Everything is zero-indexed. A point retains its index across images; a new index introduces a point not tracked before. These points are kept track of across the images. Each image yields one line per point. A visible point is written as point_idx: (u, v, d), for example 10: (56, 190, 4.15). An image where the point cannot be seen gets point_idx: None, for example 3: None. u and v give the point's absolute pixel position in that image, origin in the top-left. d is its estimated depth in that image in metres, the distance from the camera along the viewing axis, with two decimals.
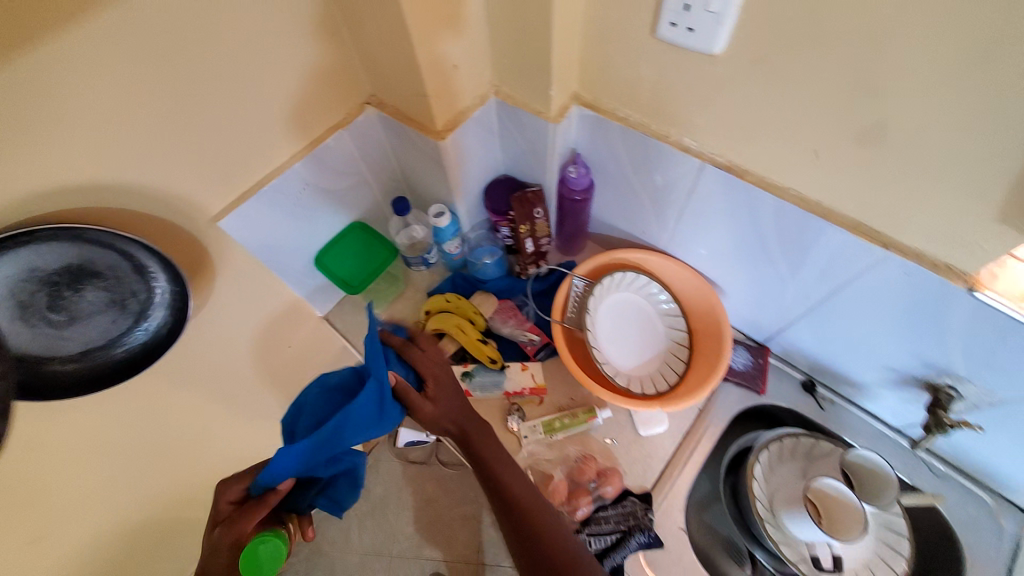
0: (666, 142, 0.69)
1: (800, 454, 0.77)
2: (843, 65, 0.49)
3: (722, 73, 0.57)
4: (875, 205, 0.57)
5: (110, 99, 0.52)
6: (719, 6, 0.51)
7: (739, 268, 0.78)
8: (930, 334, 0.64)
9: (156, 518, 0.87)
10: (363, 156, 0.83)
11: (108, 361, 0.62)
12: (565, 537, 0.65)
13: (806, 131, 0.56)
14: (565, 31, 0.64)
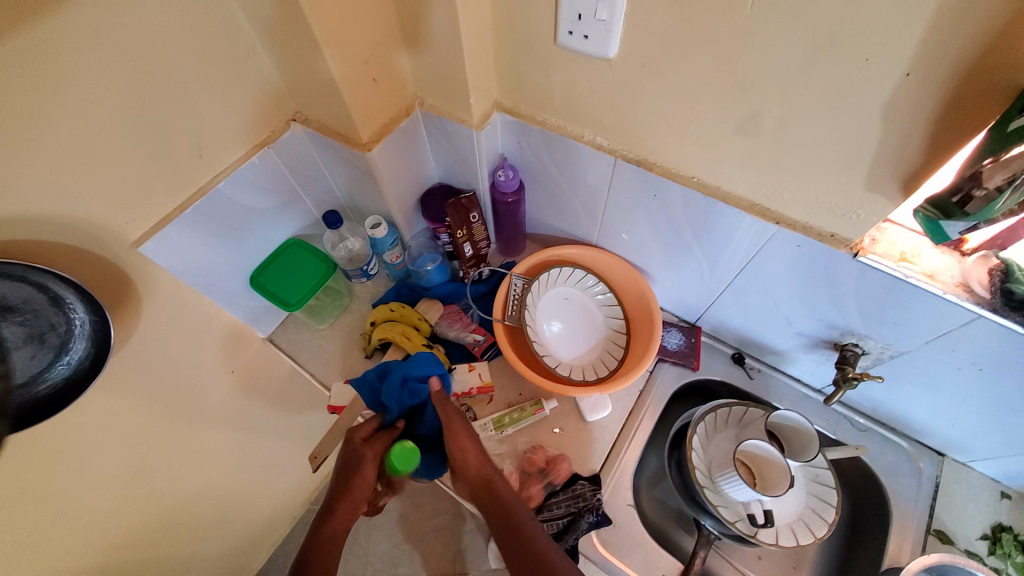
0: (582, 142, 0.74)
1: (733, 422, 0.83)
2: (716, 61, 0.54)
3: (621, 74, 0.62)
4: (764, 186, 0.63)
5: (9, 129, 0.50)
6: (608, 14, 0.56)
7: (662, 255, 0.84)
8: (829, 298, 0.70)
9: (95, 566, 0.82)
10: (291, 173, 0.83)
11: (29, 399, 0.59)
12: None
13: (698, 123, 0.62)
14: (476, 43, 0.67)
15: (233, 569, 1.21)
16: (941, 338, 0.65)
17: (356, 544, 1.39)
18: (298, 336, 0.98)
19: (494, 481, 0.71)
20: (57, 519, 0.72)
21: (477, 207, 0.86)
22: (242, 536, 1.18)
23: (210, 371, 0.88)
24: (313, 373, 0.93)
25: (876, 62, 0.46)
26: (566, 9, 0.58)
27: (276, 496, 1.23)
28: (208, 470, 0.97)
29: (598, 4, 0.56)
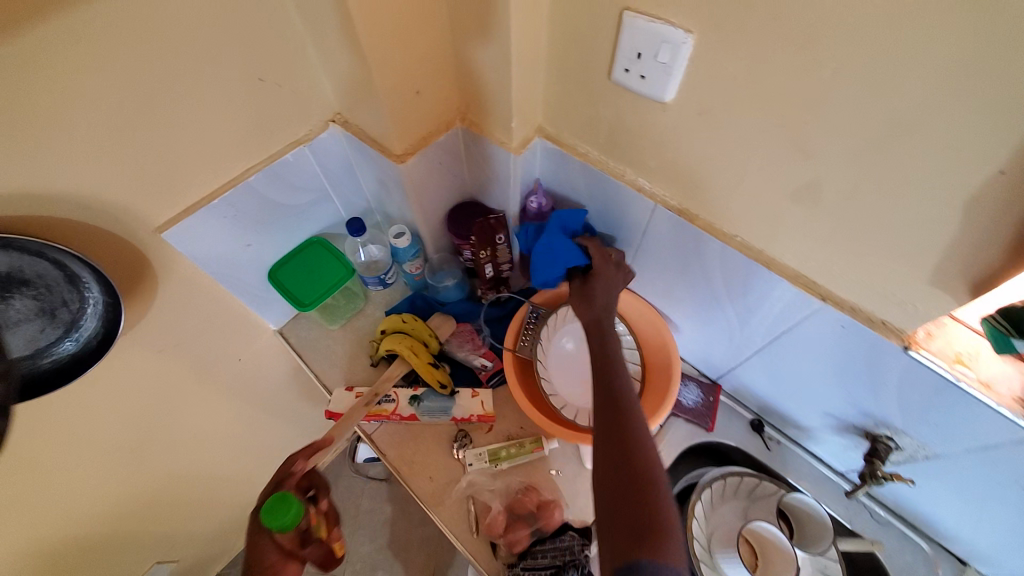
0: (623, 181, 0.70)
1: (743, 493, 0.78)
2: (780, 123, 0.50)
3: (674, 119, 0.58)
4: (814, 259, 0.59)
5: (46, 106, 0.50)
6: (669, 57, 0.52)
7: (690, 306, 0.80)
8: (868, 384, 0.65)
9: (80, 532, 0.83)
10: (323, 172, 0.82)
11: (33, 371, 0.59)
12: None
13: (751, 183, 0.57)
14: (527, 66, 0.65)
15: (215, 548, 1.22)
16: (986, 452, 0.59)
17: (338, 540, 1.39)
18: (308, 333, 0.97)
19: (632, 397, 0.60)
20: (47, 485, 0.73)
21: (505, 229, 0.83)
22: (228, 518, 1.18)
23: (217, 357, 0.87)
24: (317, 373, 0.92)
25: (965, 153, 0.41)
26: (625, 46, 0.55)
27: None
28: (202, 453, 0.97)
29: (660, 45, 0.52)
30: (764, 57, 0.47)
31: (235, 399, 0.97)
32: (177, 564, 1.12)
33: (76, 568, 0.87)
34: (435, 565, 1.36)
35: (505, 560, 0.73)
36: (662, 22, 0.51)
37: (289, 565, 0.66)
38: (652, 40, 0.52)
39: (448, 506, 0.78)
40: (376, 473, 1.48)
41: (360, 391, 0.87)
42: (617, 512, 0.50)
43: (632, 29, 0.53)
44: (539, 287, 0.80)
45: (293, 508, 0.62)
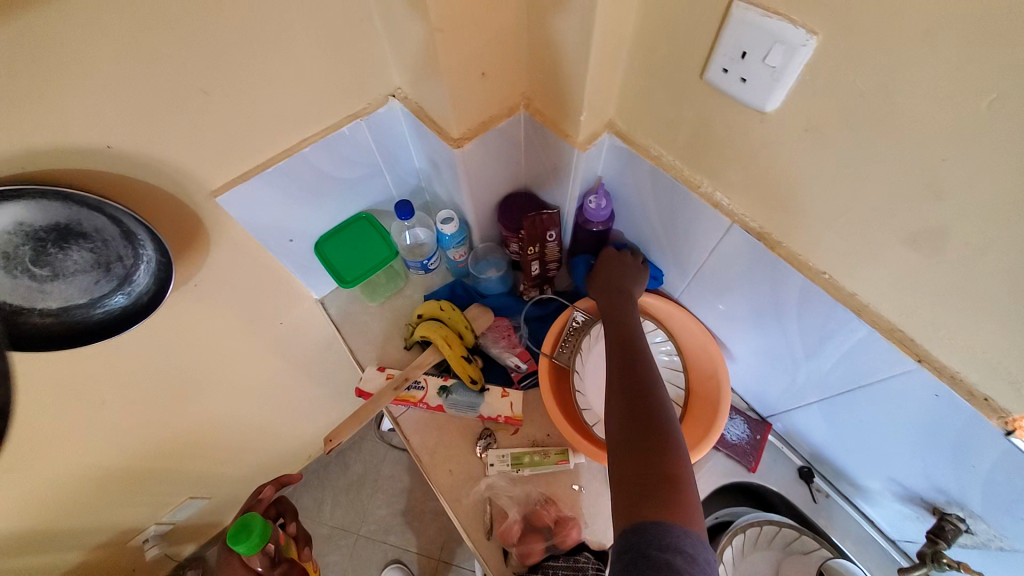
0: (696, 193, 0.63)
1: (778, 544, 0.73)
2: (908, 153, 0.42)
3: (772, 134, 0.50)
4: (916, 314, 0.50)
5: (112, 62, 0.49)
6: (781, 61, 0.44)
7: (751, 337, 0.72)
8: (948, 457, 0.57)
9: (124, 465, 0.89)
10: (380, 148, 0.79)
11: (86, 321, 0.61)
12: (686, 536, 0.46)
13: (854, 217, 0.49)
14: (607, 55, 0.58)
15: (245, 489, 1.29)
16: None
17: (357, 501, 1.44)
18: (348, 306, 0.97)
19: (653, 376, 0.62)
20: (96, 422, 0.77)
21: (557, 227, 0.78)
22: (259, 464, 1.24)
23: (260, 320, 0.89)
24: (352, 348, 0.92)
25: None
26: (728, 43, 0.47)
27: (297, 438, 1.28)
28: (240, 405, 1.01)
29: (772, 46, 0.44)
30: (906, 71, 0.38)
31: (273, 360, 0.99)
32: (210, 499, 1.20)
33: (121, 494, 0.94)
34: (445, 540, 1.40)
35: (515, 568, 0.73)
36: (780, 18, 0.43)
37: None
38: (762, 39, 0.44)
39: (465, 504, 0.77)
40: (399, 443, 1.51)
41: (392, 374, 0.86)
42: (631, 476, 0.53)
43: (740, 23, 0.45)
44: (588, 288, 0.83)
45: (259, 530, 0.71)
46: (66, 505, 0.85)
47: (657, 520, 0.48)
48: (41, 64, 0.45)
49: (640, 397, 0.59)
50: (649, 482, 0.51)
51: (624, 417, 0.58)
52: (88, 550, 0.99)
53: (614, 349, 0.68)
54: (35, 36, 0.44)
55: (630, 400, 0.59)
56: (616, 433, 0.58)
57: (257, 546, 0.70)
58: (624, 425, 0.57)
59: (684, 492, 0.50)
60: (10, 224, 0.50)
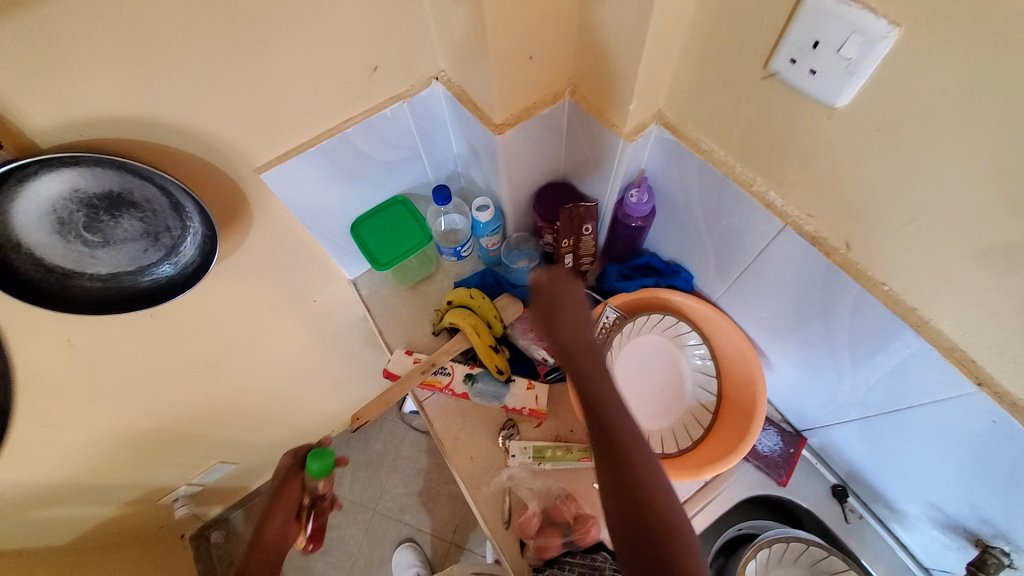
0: (748, 191, 0.60)
1: (804, 562, 0.71)
2: (994, 159, 0.38)
3: (839, 132, 0.47)
4: (984, 335, 0.46)
5: (165, 34, 0.49)
6: (858, 53, 0.41)
7: (793, 346, 0.70)
8: (1000, 488, 0.53)
9: (161, 427, 0.92)
10: (420, 130, 0.79)
11: (133, 288, 0.63)
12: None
13: (924, 226, 0.46)
14: (662, 42, 0.55)
15: (270, 457, 1.34)
16: None
17: (376, 478, 1.47)
18: (379, 288, 0.97)
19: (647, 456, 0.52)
20: (138, 384, 0.80)
21: (593, 220, 0.76)
22: (284, 435, 1.28)
23: (295, 297, 0.91)
24: (381, 329, 0.93)
25: None
26: (799, 31, 0.44)
27: (322, 412, 1.31)
28: (270, 377, 1.04)
29: (847, 36, 0.41)
30: (1003, 70, 0.35)
31: (304, 335, 1.01)
32: (237, 465, 1.24)
33: (156, 454, 0.98)
34: (460, 523, 1.42)
35: (530, 561, 0.74)
36: (859, 6, 0.39)
37: (294, 524, 0.76)
38: (837, 27, 0.41)
39: (485, 493, 0.77)
40: (419, 425, 1.52)
41: (419, 358, 0.87)
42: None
43: (815, 11, 0.42)
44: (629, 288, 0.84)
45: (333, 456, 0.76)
46: (106, 460, 0.90)
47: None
48: (100, 35, 0.46)
49: (640, 492, 0.50)
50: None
51: (626, 517, 0.50)
52: (123, 503, 1.04)
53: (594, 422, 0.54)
54: (94, 5, 0.44)
55: (627, 496, 0.51)
56: (621, 536, 0.51)
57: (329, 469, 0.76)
58: (630, 530, 0.50)
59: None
60: (67, 189, 0.52)
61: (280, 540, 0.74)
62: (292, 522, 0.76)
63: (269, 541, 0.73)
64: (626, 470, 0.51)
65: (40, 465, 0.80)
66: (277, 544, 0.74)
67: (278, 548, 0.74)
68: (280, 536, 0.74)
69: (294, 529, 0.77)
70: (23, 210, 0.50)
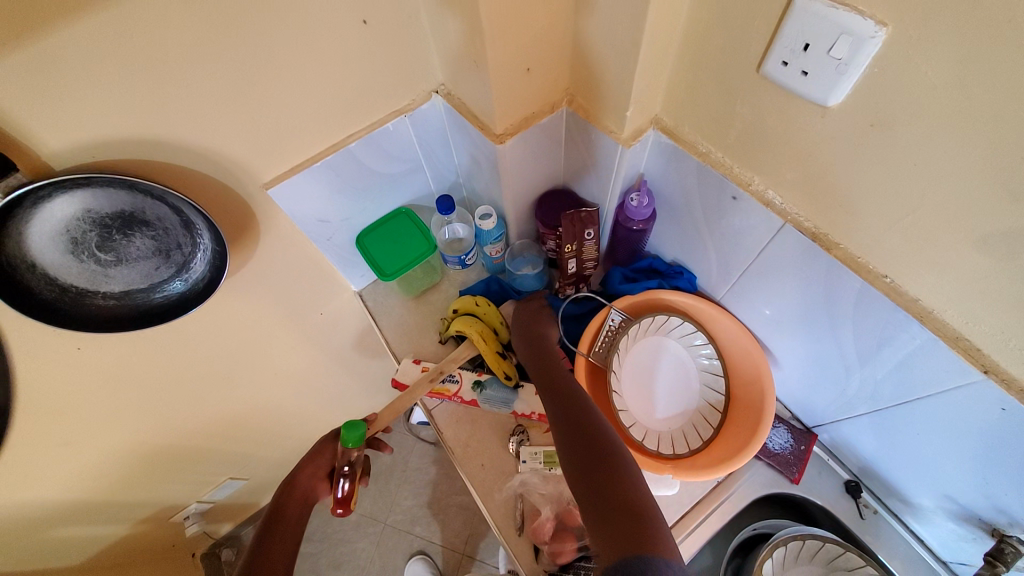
0: (746, 190, 0.61)
1: (821, 559, 0.71)
2: (987, 149, 0.39)
3: (833, 129, 0.48)
4: (987, 323, 0.47)
5: (174, 58, 0.51)
6: (848, 53, 0.42)
7: (799, 342, 0.70)
8: (1013, 476, 0.53)
9: (171, 444, 0.93)
10: (421, 143, 0.80)
11: (146, 305, 0.64)
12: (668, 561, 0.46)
13: (923, 218, 0.46)
14: (656, 48, 0.56)
15: (280, 472, 1.34)
16: None
17: (385, 489, 1.47)
18: (385, 299, 0.98)
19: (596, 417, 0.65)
20: (149, 401, 0.81)
21: (595, 225, 0.77)
22: (293, 449, 1.28)
23: (302, 310, 0.92)
24: (388, 339, 0.94)
25: None
26: (789, 34, 0.45)
27: (330, 426, 1.31)
28: (279, 391, 1.04)
29: (836, 38, 0.42)
30: (988, 64, 0.36)
31: (312, 348, 1.02)
32: (247, 480, 1.24)
33: (167, 471, 0.98)
34: (471, 533, 1.41)
35: (545, 567, 0.73)
36: (846, 9, 0.41)
37: (323, 482, 0.76)
38: (826, 29, 0.42)
39: (498, 500, 0.77)
40: (427, 436, 1.52)
41: (427, 366, 0.88)
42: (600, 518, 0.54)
43: (804, 13, 0.43)
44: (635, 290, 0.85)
45: (365, 428, 0.75)
46: (118, 478, 0.90)
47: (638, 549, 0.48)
48: (114, 61, 0.48)
49: (589, 441, 0.61)
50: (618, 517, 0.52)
51: (579, 463, 0.60)
52: (135, 522, 1.04)
53: (557, 404, 0.69)
54: (106, 33, 0.46)
55: (578, 446, 0.62)
56: (577, 483, 0.59)
57: (359, 441, 0.74)
58: (581, 471, 0.59)
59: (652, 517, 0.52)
60: (80, 210, 0.53)
61: (307, 492, 0.74)
62: (321, 478, 0.76)
63: (298, 489, 0.73)
64: (577, 428, 0.64)
65: (53, 485, 0.81)
66: (304, 493, 0.73)
67: (305, 501, 0.73)
68: (308, 489, 0.74)
69: (323, 486, 0.75)
70: (37, 232, 0.52)
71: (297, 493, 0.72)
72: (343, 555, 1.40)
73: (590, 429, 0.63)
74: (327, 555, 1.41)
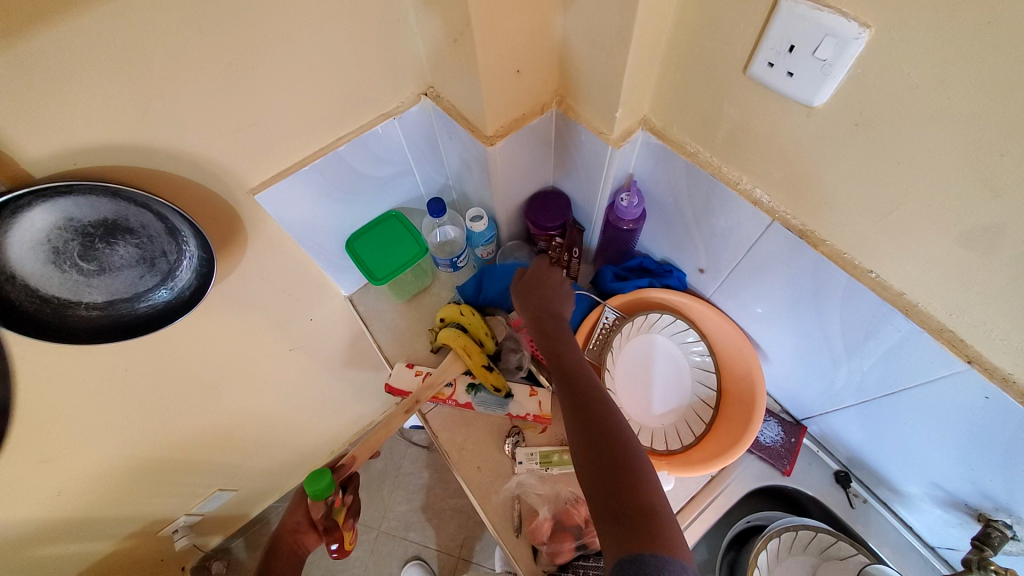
0: (734, 189, 0.62)
1: (813, 549, 0.72)
2: (966, 149, 0.41)
3: (819, 129, 0.49)
4: (970, 314, 0.49)
5: (158, 62, 0.50)
6: (832, 54, 0.43)
7: (788, 337, 0.71)
8: (997, 463, 0.55)
9: (157, 457, 0.90)
10: (410, 145, 0.80)
11: (130, 315, 0.62)
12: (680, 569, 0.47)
13: (906, 215, 0.48)
14: (644, 50, 0.57)
15: (270, 482, 1.31)
16: None
17: (378, 496, 1.46)
18: (376, 303, 0.97)
19: (611, 410, 0.63)
20: (134, 413, 0.79)
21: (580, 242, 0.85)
22: (284, 458, 1.26)
23: (292, 316, 0.90)
24: (380, 344, 0.93)
25: None
26: (775, 35, 0.46)
27: (321, 432, 1.30)
28: (268, 399, 1.02)
29: (821, 39, 0.43)
30: (967, 64, 0.37)
31: (301, 355, 1.00)
32: (236, 491, 1.22)
33: (153, 485, 0.96)
34: (466, 538, 1.40)
35: (544, 567, 0.74)
36: (830, 10, 0.42)
37: (309, 534, 0.76)
38: (811, 31, 0.43)
39: (495, 502, 0.78)
40: (419, 440, 1.51)
41: (421, 371, 0.87)
42: (612, 517, 0.54)
43: (788, 16, 0.44)
44: (627, 289, 0.86)
45: (329, 477, 0.71)
46: (102, 494, 0.88)
47: (650, 554, 0.48)
48: (96, 65, 0.47)
49: (604, 438, 0.60)
50: (630, 520, 0.52)
51: (590, 454, 0.59)
52: (120, 538, 1.01)
53: (568, 393, 0.66)
54: (85, 37, 0.45)
55: (591, 440, 0.60)
56: (588, 477, 0.58)
57: (323, 493, 0.70)
58: (593, 463, 0.58)
59: (666, 520, 0.52)
60: (61, 219, 0.51)
61: (294, 546, 0.75)
62: (306, 530, 0.76)
63: (282, 546, 0.75)
64: (591, 420, 0.62)
65: (35, 502, 0.78)
66: (292, 548, 0.75)
67: (296, 553, 0.76)
68: (293, 544, 0.75)
69: (310, 538, 0.76)
70: (17, 243, 0.50)
71: (285, 548, 0.75)
72: (336, 564, 1.38)
73: (605, 423, 0.61)
74: (319, 566, 1.38)
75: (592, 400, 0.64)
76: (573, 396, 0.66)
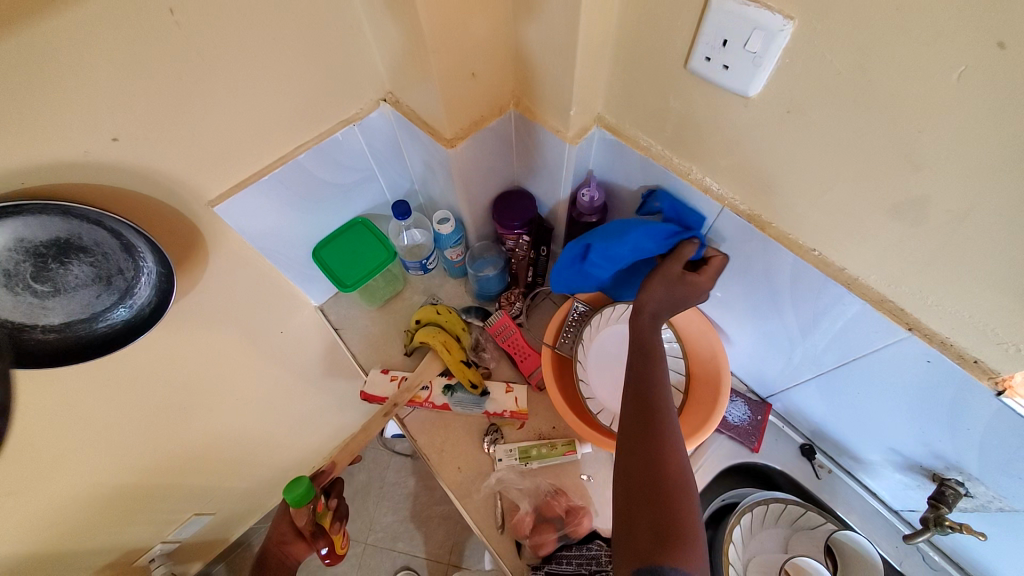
0: (686, 180, 0.65)
1: (785, 521, 0.75)
2: (884, 131, 0.44)
3: (757, 118, 0.52)
4: (906, 284, 0.52)
5: (105, 78, 0.49)
6: (761, 46, 0.46)
7: (747, 319, 0.75)
8: (945, 424, 0.58)
9: (127, 483, 0.88)
10: (372, 151, 0.80)
11: (89, 336, 0.61)
12: None
13: (839, 193, 0.51)
14: (592, 49, 0.59)
15: (250, 502, 1.29)
16: None
17: (364, 507, 1.44)
18: (347, 311, 0.97)
19: (665, 409, 0.58)
20: (100, 439, 0.76)
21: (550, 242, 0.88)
22: (262, 476, 1.23)
23: (261, 329, 0.89)
24: (354, 352, 0.93)
25: None
26: (709, 31, 0.49)
27: (301, 448, 1.28)
28: (243, 416, 1.01)
29: (751, 33, 0.46)
30: (879, 51, 0.40)
31: (274, 369, 0.99)
32: (215, 514, 1.19)
33: (126, 513, 0.93)
34: (455, 543, 1.40)
35: (528, 561, 0.74)
36: (756, 5, 0.45)
37: (296, 543, 0.74)
38: (742, 26, 0.46)
39: (476, 499, 0.78)
40: (403, 449, 1.50)
41: (395, 375, 0.87)
42: (642, 521, 0.52)
43: (719, 14, 0.47)
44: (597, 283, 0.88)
45: (308, 482, 0.70)
46: (70, 526, 0.85)
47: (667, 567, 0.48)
48: (38, 84, 0.46)
49: (650, 441, 0.56)
50: (657, 529, 0.51)
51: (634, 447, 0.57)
52: (93, 571, 0.97)
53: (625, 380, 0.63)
54: (24, 56, 0.44)
55: (638, 439, 0.57)
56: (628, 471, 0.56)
57: (303, 498, 0.69)
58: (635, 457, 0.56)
59: (693, 540, 0.50)
60: (11, 240, 0.50)
61: (282, 557, 0.74)
62: (293, 540, 0.74)
63: (271, 558, 0.74)
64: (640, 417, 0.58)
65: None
66: (280, 559, 0.74)
67: (285, 563, 0.75)
68: (282, 555, 0.74)
69: (298, 547, 0.75)
70: None
71: (274, 558, 0.74)
72: None
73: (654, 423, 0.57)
74: None
75: (646, 394, 0.60)
76: (630, 385, 0.62)
